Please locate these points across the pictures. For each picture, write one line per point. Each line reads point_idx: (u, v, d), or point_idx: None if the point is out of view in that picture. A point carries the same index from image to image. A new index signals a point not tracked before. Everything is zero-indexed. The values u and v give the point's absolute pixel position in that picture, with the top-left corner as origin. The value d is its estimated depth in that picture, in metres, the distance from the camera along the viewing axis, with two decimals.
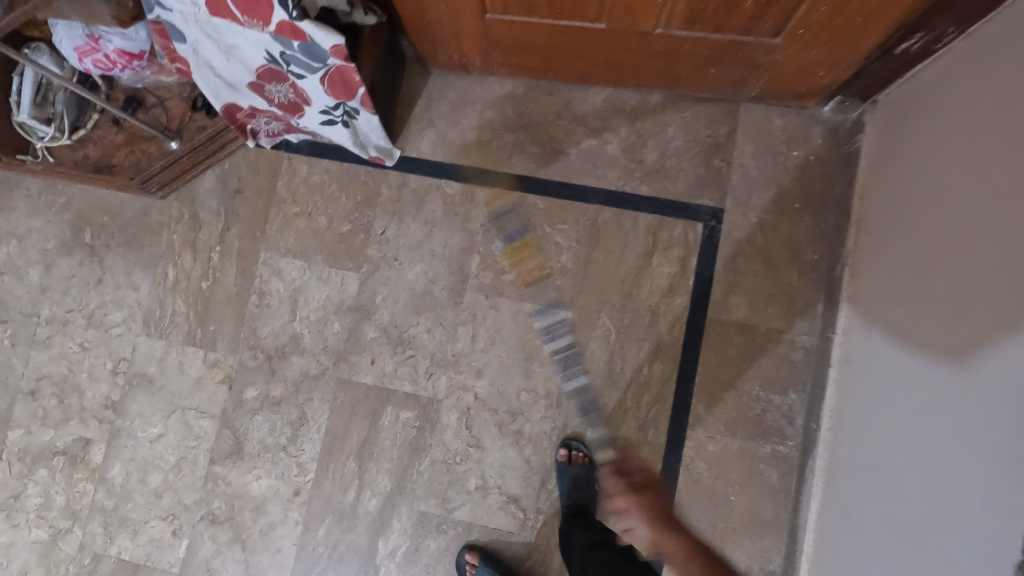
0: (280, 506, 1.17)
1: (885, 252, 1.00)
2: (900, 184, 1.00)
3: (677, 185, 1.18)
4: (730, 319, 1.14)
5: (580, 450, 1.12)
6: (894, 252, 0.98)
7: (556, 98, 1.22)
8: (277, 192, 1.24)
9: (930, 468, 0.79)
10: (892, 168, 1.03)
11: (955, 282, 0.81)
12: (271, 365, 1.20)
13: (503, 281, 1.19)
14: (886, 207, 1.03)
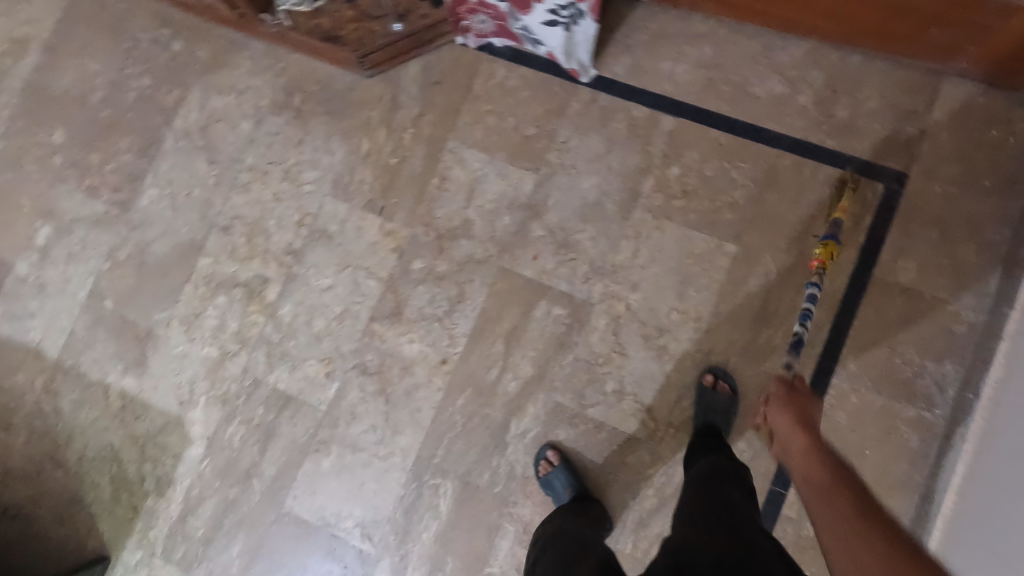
0: (426, 371, 1.26)
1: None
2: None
3: (863, 145, 1.20)
4: (896, 281, 1.16)
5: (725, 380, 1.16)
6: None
7: (756, 43, 1.25)
8: (472, 89, 1.33)
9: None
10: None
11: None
12: (441, 244, 1.29)
13: (673, 206, 1.23)
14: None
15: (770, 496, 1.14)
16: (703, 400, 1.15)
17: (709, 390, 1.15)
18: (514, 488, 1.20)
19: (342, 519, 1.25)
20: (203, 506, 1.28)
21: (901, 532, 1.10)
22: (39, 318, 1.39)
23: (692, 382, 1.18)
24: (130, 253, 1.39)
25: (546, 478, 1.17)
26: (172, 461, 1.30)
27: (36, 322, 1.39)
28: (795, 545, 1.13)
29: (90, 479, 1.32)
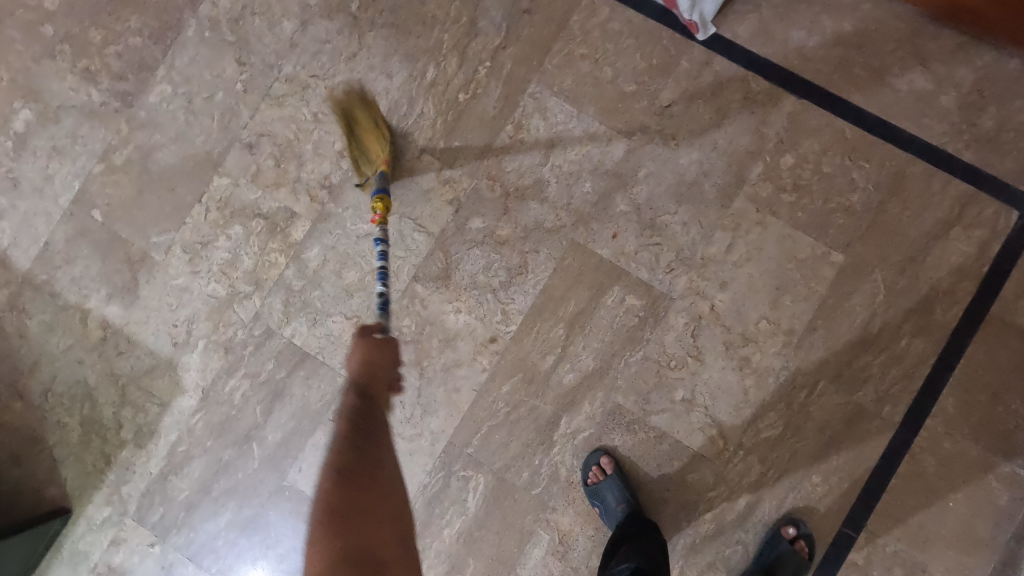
0: (471, 347, 1.09)
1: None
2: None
3: (1004, 163, 1.05)
4: (1014, 321, 1.03)
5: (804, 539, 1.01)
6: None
7: (903, 26, 1.08)
8: (567, 27, 1.13)
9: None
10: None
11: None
12: (507, 204, 1.11)
13: (780, 200, 1.08)
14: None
15: (839, 539, 1.02)
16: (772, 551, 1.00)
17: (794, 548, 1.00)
18: (555, 492, 1.06)
19: None
20: (190, 466, 1.11)
21: None
22: (9, 219, 1.16)
23: (772, 402, 1.05)
24: (131, 158, 1.16)
25: (595, 487, 1.03)
26: (158, 410, 1.11)
27: (5, 224, 1.16)
28: None
29: (57, 418, 1.13)
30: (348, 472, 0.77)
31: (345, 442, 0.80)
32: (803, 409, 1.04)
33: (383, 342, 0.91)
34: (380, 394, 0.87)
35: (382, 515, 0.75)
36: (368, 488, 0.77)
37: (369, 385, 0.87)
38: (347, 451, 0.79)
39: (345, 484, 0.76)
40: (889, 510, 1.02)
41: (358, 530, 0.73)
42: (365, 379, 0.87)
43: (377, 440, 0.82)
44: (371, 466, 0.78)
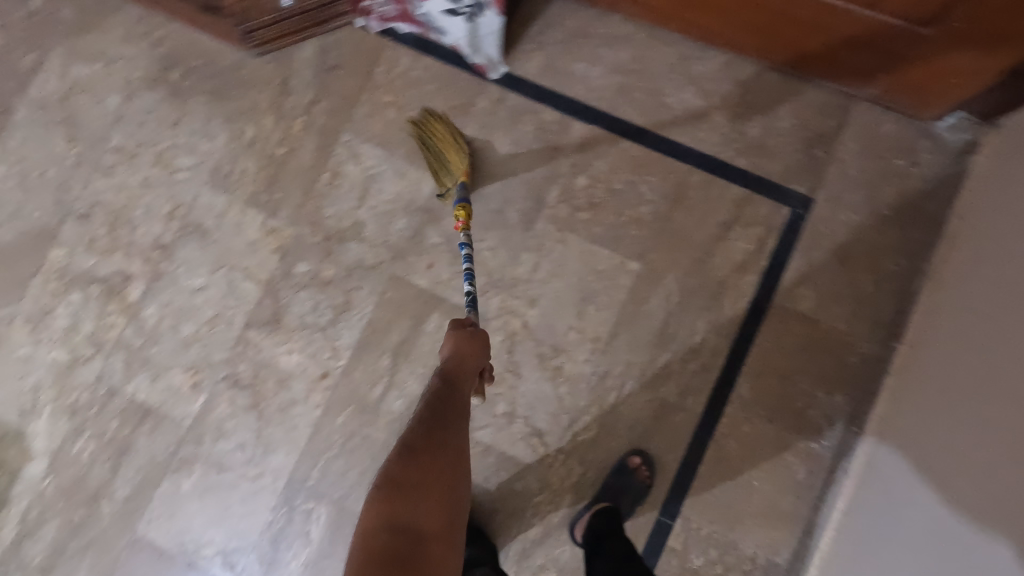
0: (305, 385, 1.16)
1: (982, 302, 0.93)
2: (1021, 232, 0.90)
3: (773, 165, 1.16)
4: (795, 308, 1.13)
5: (647, 467, 1.10)
6: (994, 313, 0.89)
7: (673, 51, 1.19)
8: (373, 78, 1.22)
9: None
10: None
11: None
12: (329, 246, 1.18)
13: (578, 218, 1.17)
14: (1003, 250, 0.93)
15: (656, 527, 1.10)
16: (615, 477, 1.09)
17: (634, 468, 1.10)
18: None
19: (202, 547, 1.13)
20: (43, 529, 1.14)
21: (783, 567, 1.08)
22: None
23: (585, 406, 1.12)
24: None
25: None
26: (8, 479, 1.15)
27: None
28: None
29: None
30: (415, 447, 0.75)
31: (421, 418, 0.79)
32: (614, 409, 1.12)
33: (474, 333, 0.91)
34: (465, 383, 0.86)
35: (435, 498, 0.72)
36: (431, 467, 0.74)
37: (456, 372, 0.87)
38: (423, 427, 0.78)
39: (410, 457, 0.73)
40: (698, 495, 1.10)
41: (408, 506, 0.70)
42: (453, 366, 0.87)
43: (450, 422, 0.80)
44: (440, 448, 0.76)
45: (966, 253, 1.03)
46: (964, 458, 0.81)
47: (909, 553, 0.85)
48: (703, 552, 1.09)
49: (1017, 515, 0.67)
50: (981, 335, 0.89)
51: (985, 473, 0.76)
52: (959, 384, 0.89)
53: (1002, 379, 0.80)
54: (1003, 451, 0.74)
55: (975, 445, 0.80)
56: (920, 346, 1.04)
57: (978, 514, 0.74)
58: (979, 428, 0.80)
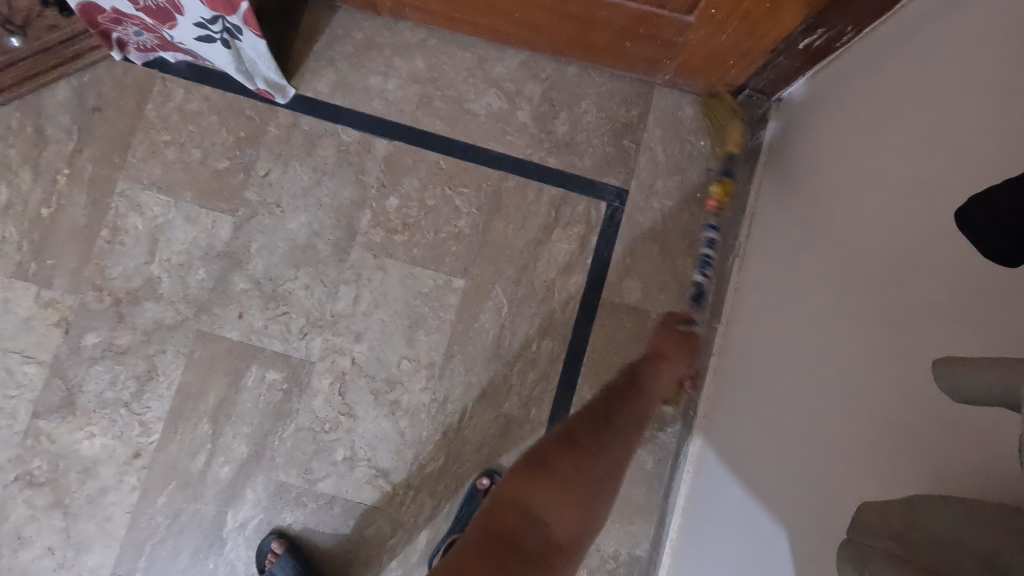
0: (115, 469, 1.03)
1: (775, 276, 0.95)
2: (806, 206, 0.90)
3: (584, 161, 1.14)
4: (623, 302, 1.12)
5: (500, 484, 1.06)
6: (783, 290, 0.90)
7: (469, 55, 1.15)
8: (144, 116, 1.09)
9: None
10: (808, 187, 0.92)
11: (828, 394, 0.68)
12: (119, 310, 1.06)
13: (395, 241, 1.10)
14: (791, 224, 0.94)
15: None
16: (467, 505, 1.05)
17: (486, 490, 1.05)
18: None
19: None
20: None
21: (644, 559, 1.08)
22: None
23: (429, 436, 1.07)
24: None
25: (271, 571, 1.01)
26: None
27: None
28: None
29: None
30: (574, 438, 0.92)
31: (587, 416, 0.95)
32: (458, 434, 1.08)
33: (687, 334, 1.02)
34: (649, 389, 0.99)
35: (566, 503, 0.86)
36: (577, 463, 0.90)
37: (643, 370, 1.00)
38: (588, 422, 0.94)
39: (568, 445, 0.91)
40: None
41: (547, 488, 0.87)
42: (647, 361, 1.02)
43: (616, 427, 0.94)
44: (592, 450, 0.92)
45: (764, 225, 1.04)
46: (764, 440, 0.81)
47: (725, 538, 0.85)
48: None
49: (800, 509, 0.67)
50: (776, 308, 0.91)
51: (777, 453, 0.76)
52: (762, 362, 0.90)
53: (794, 359, 0.80)
54: (792, 428, 0.75)
55: (771, 425, 0.80)
56: (737, 322, 1.05)
57: (770, 500, 0.75)
58: (776, 410, 0.80)
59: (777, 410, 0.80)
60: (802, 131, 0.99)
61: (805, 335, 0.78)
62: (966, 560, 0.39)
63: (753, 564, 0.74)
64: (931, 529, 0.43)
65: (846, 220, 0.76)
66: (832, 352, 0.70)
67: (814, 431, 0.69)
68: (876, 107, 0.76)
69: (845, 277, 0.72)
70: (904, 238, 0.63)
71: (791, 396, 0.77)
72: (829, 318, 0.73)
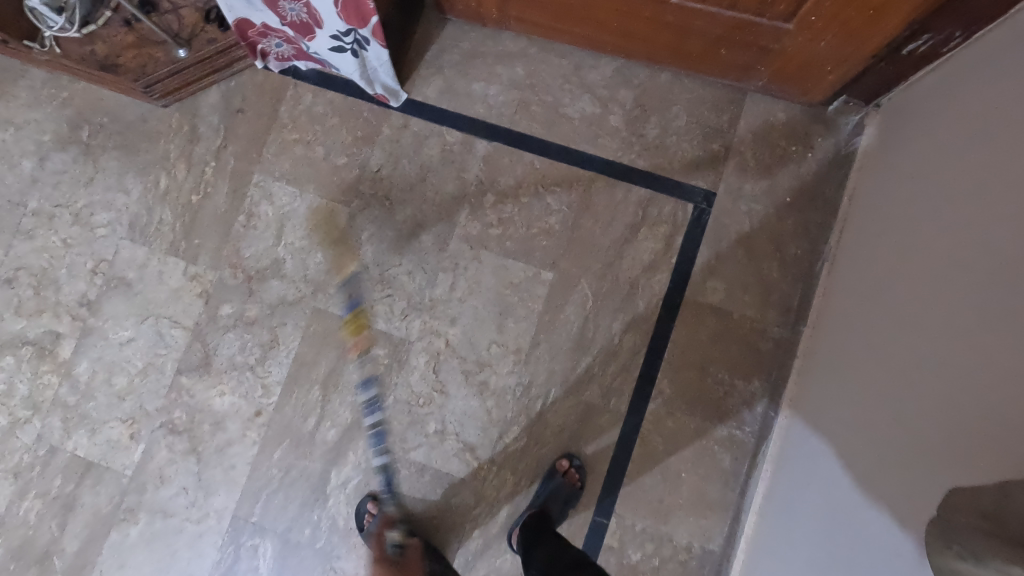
0: (240, 425, 1.18)
1: (868, 277, 0.96)
2: (910, 209, 0.90)
3: (673, 163, 1.18)
4: (706, 301, 1.15)
5: (576, 468, 1.12)
6: (876, 290, 0.92)
7: (566, 62, 1.22)
8: (278, 117, 1.24)
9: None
10: (911, 190, 0.91)
11: (925, 387, 0.71)
12: (250, 286, 1.21)
13: (489, 235, 1.19)
14: (886, 226, 0.96)
15: (592, 527, 1.13)
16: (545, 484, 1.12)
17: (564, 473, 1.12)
18: (336, 541, 1.15)
19: None
20: None
21: (717, 553, 1.10)
22: None
23: (513, 417, 1.15)
24: None
25: (369, 529, 1.12)
26: None
27: None
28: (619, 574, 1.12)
29: None
30: None
31: None
32: (540, 417, 1.15)
33: None
34: None
35: None
36: None
37: None
38: None
39: None
40: (630, 491, 1.13)
41: None
42: None
43: None
44: None
45: (861, 228, 1.04)
46: (853, 434, 0.84)
47: (813, 535, 0.86)
48: (640, 547, 1.12)
49: (899, 505, 0.68)
50: (867, 307, 0.93)
51: (868, 446, 0.79)
52: (857, 363, 0.90)
53: (896, 361, 0.80)
54: (883, 420, 0.77)
55: (861, 419, 0.83)
56: (827, 325, 1.05)
57: (863, 495, 0.77)
58: (873, 410, 0.80)
59: (872, 409, 0.81)
60: (903, 135, 1.00)
61: (902, 333, 0.80)
62: None
63: (846, 556, 0.76)
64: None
65: (950, 222, 0.78)
66: (936, 353, 0.71)
67: (912, 426, 0.71)
68: (995, 109, 0.75)
69: (956, 280, 0.72)
70: (1011, 238, 0.64)
71: (892, 395, 0.78)
72: (928, 316, 0.76)
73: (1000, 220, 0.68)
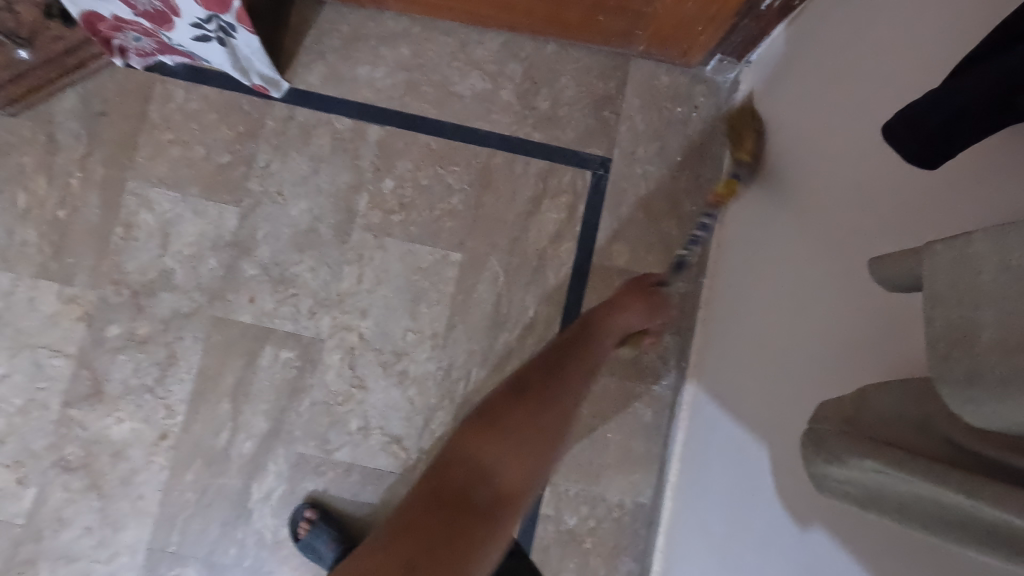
0: (144, 451, 1.10)
1: (751, 224, 1.01)
2: (782, 152, 0.93)
3: (567, 134, 1.20)
4: (613, 265, 1.18)
5: None
6: (757, 236, 0.97)
7: (451, 40, 1.20)
8: (148, 118, 1.15)
9: (764, 533, 0.74)
10: (784, 135, 0.95)
11: (798, 323, 0.75)
12: (137, 302, 1.12)
13: (392, 222, 1.16)
14: (763, 174, 1.01)
15: None
16: None
17: None
18: (266, 556, 1.10)
19: None
20: None
21: (648, 506, 1.14)
22: None
23: (437, 402, 1.14)
24: None
25: (305, 539, 1.07)
26: None
27: None
28: (558, 541, 1.14)
29: None
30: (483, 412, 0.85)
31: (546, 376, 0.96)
32: (465, 399, 1.14)
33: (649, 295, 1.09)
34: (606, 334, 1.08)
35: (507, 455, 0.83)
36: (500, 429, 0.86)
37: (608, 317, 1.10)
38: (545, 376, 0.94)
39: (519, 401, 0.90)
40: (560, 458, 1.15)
41: (486, 449, 0.83)
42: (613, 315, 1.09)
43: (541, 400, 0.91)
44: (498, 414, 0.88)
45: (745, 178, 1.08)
46: (747, 375, 0.88)
47: (722, 473, 0.91)
48: (575, 512, 1.14)
49: (787, 435, 0.72)
50: (751, 252, 0.98)
51: (758, 383, 0.83)
52: (751, 306, 0.92)
53: (775, 301, 0.84)
54: (768, 358, 0.82)
55: (753, 360, 0.87)
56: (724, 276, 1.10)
57: (756, 432, 0.81)
58: (761, 349, 0.85)
59: (761, 348, 0.85)
60: (771, 86, 1.05)
61: (778, 273, 0.85)
62: (905, 428, 0.45)
63: (745, 487, 0.81)
64: (879, 417, 0.47)
65: (811, 165, 0.82)
66: (804, 290, 0.75)
67: (789, 361, 0.75)
68: (840, 50, 0.78)
69: (824, 209, 0.75)
70: (859, 178, 0.68)
71: (773, 334, 0.82)
72: (798, 255, 0.79)
73: (857, 144, 0.70)
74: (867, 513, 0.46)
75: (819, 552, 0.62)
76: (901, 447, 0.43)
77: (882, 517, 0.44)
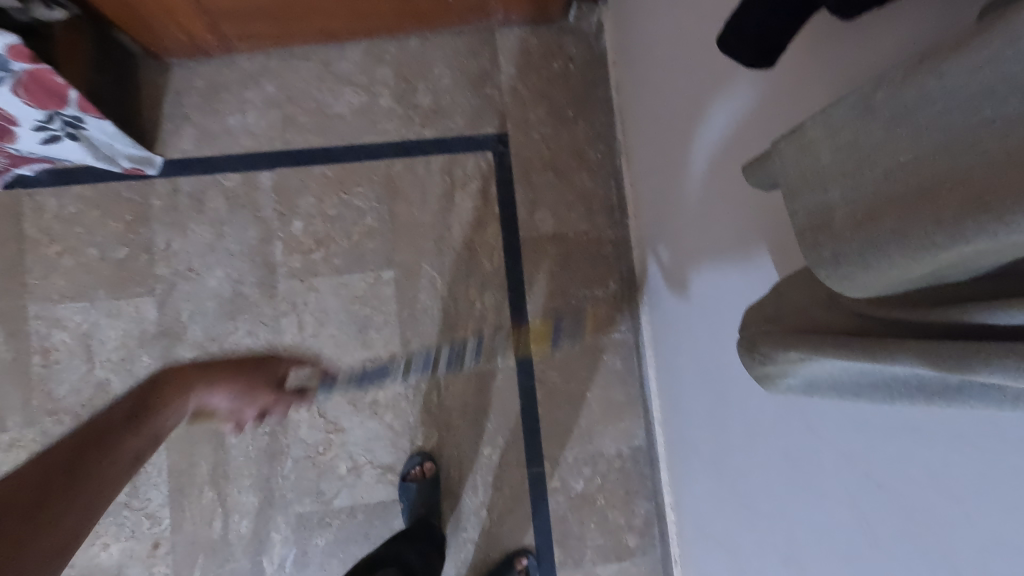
0: (142, 566, 1.07)
1: (651, 152, 1.03)
2: (656, 77, 0.95)
3: (457, 121, 1.19)
4: (541, 233, 1.19)
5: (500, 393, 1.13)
6: (660, 161, 0.99)
7: (313, 63, 1.17)
8: (27, 237, 1.09)
9: (752, 436, 0.76)
10: (651, 59, 0.96)
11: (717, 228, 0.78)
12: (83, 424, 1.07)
13: (314, 261, 1.14)
14: (646, 102, 1.02)
15: (533, 480, 1.16)
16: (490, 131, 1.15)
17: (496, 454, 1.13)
18: None
19: None
20: None
21: (644, 446, 1.17)
22: None
23: (416, 419, 1.13)
24: None
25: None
26: None
27: None
28: (572, 508, 1.16)
29: None
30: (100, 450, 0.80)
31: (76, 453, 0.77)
32: (441, 406, 1.14)
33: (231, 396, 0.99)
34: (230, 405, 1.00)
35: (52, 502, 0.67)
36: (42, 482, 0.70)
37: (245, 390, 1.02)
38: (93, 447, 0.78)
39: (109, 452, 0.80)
40: (550, 432, 1.16)
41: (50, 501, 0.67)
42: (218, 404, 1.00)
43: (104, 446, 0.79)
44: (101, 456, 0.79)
45: (635, 113, 1.09)
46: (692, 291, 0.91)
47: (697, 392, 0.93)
48: (580, 475, 1.17)
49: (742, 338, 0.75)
50: (660, 177, 1.00)
51: (704, 296, 0.86)
52: (676, 229, 0.94)
53: (693, 215, 0.86)
54: (703, 268, 0.85)
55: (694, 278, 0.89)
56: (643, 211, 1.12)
57: (716, 341, 0.83)
58: (695, 263, 0.88)
59: (695, 262, 0.88)
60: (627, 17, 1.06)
61: (687, 188, 0.87)
62: (817, 310, 0.47)
63: (725, 399, 0.83)
64: (797, 306, 0.50)
65: (682, 79, 0.84)
66: (713, 197, 0.78)
67: (722, 267, 0.78)
68: None
69: (710, 119, 0.76)
70: (726, 78, 0.70)
71: (701, 245, 0.85)
72: (698, 167, 0.82)
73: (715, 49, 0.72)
74: (814, 394, 0.49)
75: (798, 443, 0.66)
76: (816, 329, 0.45)
77: (826, 394, 0.47)
